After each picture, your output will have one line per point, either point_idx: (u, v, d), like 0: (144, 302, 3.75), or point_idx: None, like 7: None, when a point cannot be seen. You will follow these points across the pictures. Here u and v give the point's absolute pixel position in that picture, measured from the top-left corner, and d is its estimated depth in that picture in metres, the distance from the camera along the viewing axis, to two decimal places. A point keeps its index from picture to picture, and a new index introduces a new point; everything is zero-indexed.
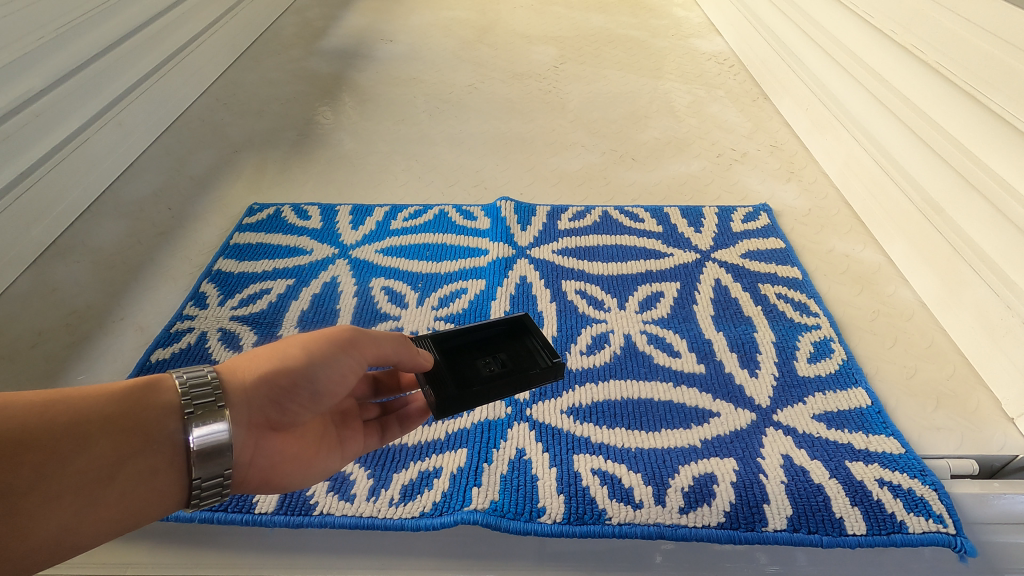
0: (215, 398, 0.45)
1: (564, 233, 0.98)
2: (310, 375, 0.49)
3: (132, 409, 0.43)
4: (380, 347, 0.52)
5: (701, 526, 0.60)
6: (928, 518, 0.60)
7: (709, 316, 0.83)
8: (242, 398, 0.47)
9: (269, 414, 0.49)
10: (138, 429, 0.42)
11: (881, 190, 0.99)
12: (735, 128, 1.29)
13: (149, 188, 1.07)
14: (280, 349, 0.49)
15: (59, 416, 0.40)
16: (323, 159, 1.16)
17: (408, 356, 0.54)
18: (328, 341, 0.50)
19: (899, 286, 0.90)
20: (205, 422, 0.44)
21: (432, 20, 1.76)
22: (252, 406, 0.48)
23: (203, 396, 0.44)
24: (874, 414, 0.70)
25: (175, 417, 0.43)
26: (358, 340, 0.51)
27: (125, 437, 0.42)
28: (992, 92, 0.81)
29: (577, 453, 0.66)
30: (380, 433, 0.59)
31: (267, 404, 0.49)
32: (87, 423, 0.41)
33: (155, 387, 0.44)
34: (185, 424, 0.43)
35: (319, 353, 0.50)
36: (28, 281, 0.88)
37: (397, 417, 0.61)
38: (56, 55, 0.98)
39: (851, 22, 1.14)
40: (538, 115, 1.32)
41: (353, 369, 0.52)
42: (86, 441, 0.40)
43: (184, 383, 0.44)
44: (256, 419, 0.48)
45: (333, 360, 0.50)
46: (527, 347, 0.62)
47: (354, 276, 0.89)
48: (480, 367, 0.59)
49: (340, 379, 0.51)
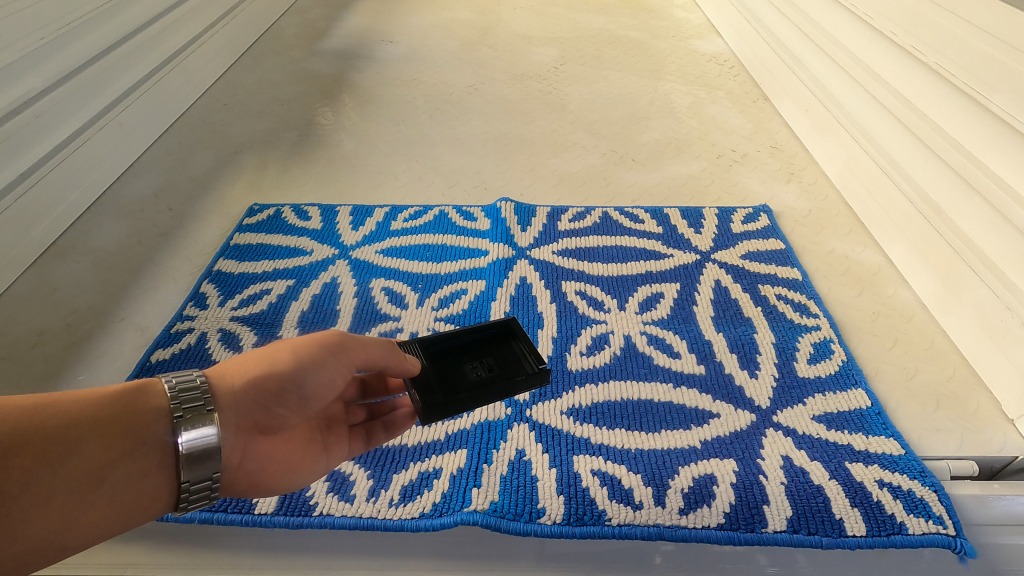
0: (204, 402, 0.45)
1: (564, 233, 0.98)
2: (299, 379, 0.49)
3: (122, 412, 0.43)
4: (368, 352, 0.52)
5: (701, 526, 0.60)
6: (928, 520, 0.60)
7: (709, 316, 0.83)
8: (231, 402, 0.48)
9: (256, 418, 0.49)
10: (129, 432, 0.42)
11: (881, 191, 0.99)
12: (735, 129, 1.29)
13: (150, 189, 1.07)
14: (269, 354, 0.49)
15: (49, 420, 0.40)
16: (323, 159, 1.16)
17: (396, 362, 0.54)
18: (316, 346, 0.50)
19: (899, 287, 0.90)
20: (193, 425, 0.44)
21: (433, 21, 1.77)
22: (240, 410, 0.48)
23: (191, 400, 0.45)
24: (875, 416, 0.70)
25: (164, 420, 0.44)
26: (346, 345, 0.51)
27: (116, 439, 0.42)
28: (992, 94, 0.81)
29: (577, 454, 0.66)
30: (364, 438, 0.59)
31: (255, 408, 0.49)
32: (78, 426, 0.41)
33: (144, 391, 0.44)
34: (174, 427, 0.44)
35: (308, 357, 0.50)
36: (29, 281, 0.88)
37: (382, 424, 0.60)
38: (57, 55, 0.98)
39: (851, 24, 1.14)
40: (538, 116, 1.33)
41: (342, 375, 0.52)
42: (76, 444, 0.40)
43: (173, 388, 0.45)
44: (244, 423, 0.48)
45: (322, 365, 0.50)
46: (514, 351, 0.62)
47: (354, 276, 0.89)
48: (467, 372, 0.59)
49: (328, 384, 0.51)
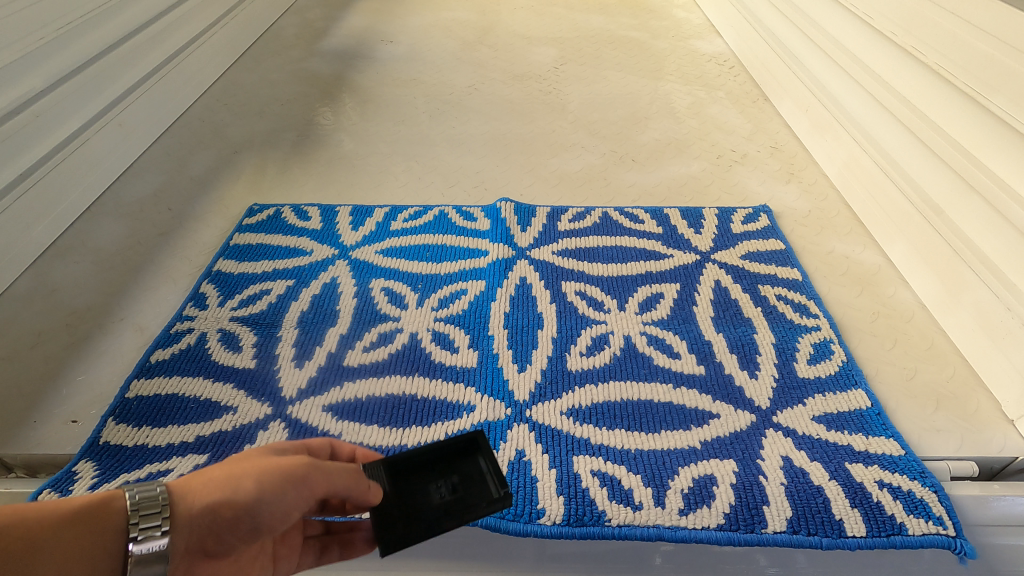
0: (161, 514, 0.42)
1: (564, 233, 0.98)
2: (256, 513, 0.44)
3: (85, 523, 0.40)
4: (331, 483, 0.46)
5: (701, 527, 0.60)
6: (928, 520, 0.60)
7: (709, 316, 0.83)
8: (188, 526, 0.43)
9: (205, 543, 0.44)
10: (89, 546, 0.40)
11: (881, 191, 0.99)
12: (735, 129, 1.29)
13: (149, 189, 1.07)
14: (232, 481, 0.43)
15: (11, 524, 0.37)
16: (323, 159, 1.16)
17: (360, 492, 0.48)
18: (280, 474, 0.44)
19: (899, 288, 0.90)
20: (148, 540, 0.41)
21: (433, 21, 1.77)
22: (192, 534, 0.43)
23: (150, 509, 0.41)
24: (875, 416, 0.70)
25: (121, 536, 0.41)
26: (311, 478, 0.45)
27: (78, 552, 0.39)
28: (992, 95, 0.81)
29: (577, 454, 0.66)
30: (329, 530, 0.53)
31: (207, 535, 0.44)
32: (42, 532, 0.38)
33: (108, 505, 0.42)
34: (130, 540, 0.41)
35: (269, 488, 0.44)
36: (29, 281, 0.88)
37: (355, 517, 0.55)
38: (56, 55, 0.98)
39: (851, 24, 1.14)
40: (538, 116, 1.33)
41: (302, 505, 0.46)
42: (36, 550, 0.37)
43: (133, 500, 0.41)
44: (193, 546, 0.44)
45: (282, 497, 0.44)
46: (481, 472, 0.53)
47: (353, 276, 0.89)
48: (431, 492, 0.52)
49: (286, 518, 0.45)
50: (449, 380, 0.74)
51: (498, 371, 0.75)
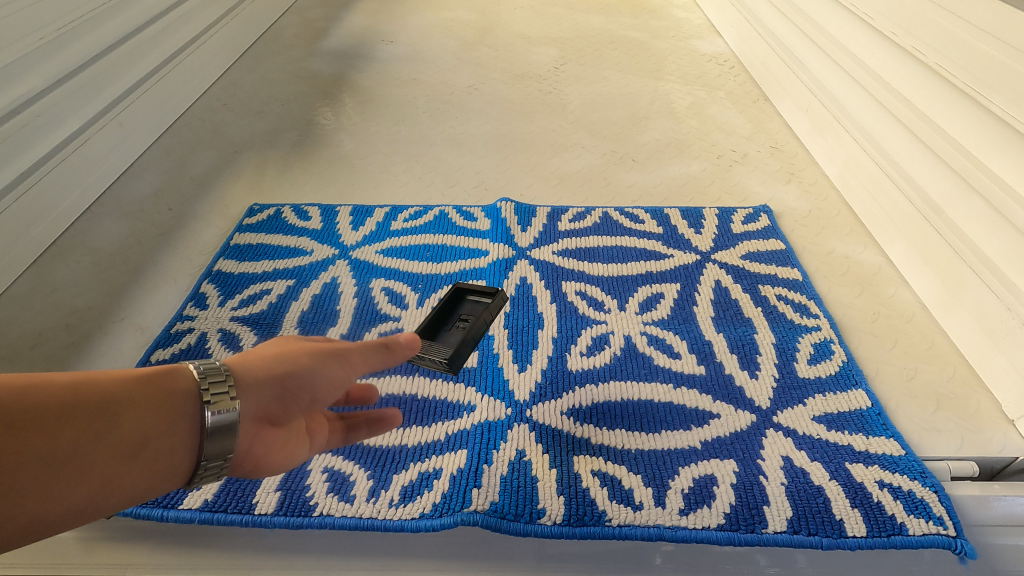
0: (229, 387, 0.41)
1: (565, 233, 0.98)
2: (313, 378, 0.46)
3: (156, 394, 0.39)
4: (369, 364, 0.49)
5: (701, 527, 0.60)
6: (929, 521, 0.60)
7: (709, 316, 0.83)
8: (258, 391, 0.43)
9: (265, 415, 0.44)
10: (159, 410, 0.38)
11: (881, 192, 0.99)
12: (735, 129, 1.29)
13: (149, 189, 1.07)
14: (286, 354, 0.46)
15: (88, 394, 0.36)
16: (323, 159, 1.16)
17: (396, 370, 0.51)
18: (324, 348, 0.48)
19: (899, 288, 0.90)
20: (220, 409, 0.40)
21: (433, 21, 1.77)
22: (257, 401, 0.43)
23: (218, 382, 0.41)
24: (875, 416, 0.70)
25: (193, 403, 0.40)
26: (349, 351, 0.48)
27: (152, 418, 0.38)
28: (992, 95, 0.81)
29: (577, 454, 0.66)
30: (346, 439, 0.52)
31: (268, 404, 0.44)
32: (116, 400, 0.37)
33: (174, 373, 0.40)
34: (202, 410, 0.40)
35: (320, 358, 0.47)
36: (29, 281, 0.88)
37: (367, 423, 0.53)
38: (57, 55, 0.98)
39: (851, 24, 1.14)
40: (538, 116, 1.33)
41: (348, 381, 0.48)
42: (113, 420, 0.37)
43: (201, 371, 0.41)
44: (259, 413, 0.43)
45: (331, 369, 0.47)
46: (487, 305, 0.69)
47: (353, 276, 0.89)
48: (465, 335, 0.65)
49: (337, 390, 0.48)
50: (449, 380, 0.74)
51: (498, 370, 0.75)
